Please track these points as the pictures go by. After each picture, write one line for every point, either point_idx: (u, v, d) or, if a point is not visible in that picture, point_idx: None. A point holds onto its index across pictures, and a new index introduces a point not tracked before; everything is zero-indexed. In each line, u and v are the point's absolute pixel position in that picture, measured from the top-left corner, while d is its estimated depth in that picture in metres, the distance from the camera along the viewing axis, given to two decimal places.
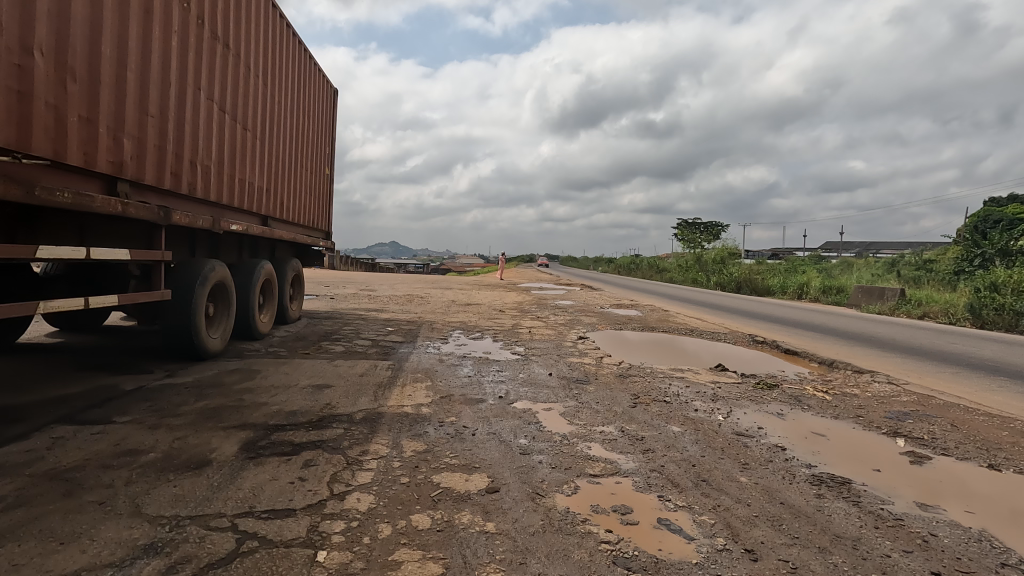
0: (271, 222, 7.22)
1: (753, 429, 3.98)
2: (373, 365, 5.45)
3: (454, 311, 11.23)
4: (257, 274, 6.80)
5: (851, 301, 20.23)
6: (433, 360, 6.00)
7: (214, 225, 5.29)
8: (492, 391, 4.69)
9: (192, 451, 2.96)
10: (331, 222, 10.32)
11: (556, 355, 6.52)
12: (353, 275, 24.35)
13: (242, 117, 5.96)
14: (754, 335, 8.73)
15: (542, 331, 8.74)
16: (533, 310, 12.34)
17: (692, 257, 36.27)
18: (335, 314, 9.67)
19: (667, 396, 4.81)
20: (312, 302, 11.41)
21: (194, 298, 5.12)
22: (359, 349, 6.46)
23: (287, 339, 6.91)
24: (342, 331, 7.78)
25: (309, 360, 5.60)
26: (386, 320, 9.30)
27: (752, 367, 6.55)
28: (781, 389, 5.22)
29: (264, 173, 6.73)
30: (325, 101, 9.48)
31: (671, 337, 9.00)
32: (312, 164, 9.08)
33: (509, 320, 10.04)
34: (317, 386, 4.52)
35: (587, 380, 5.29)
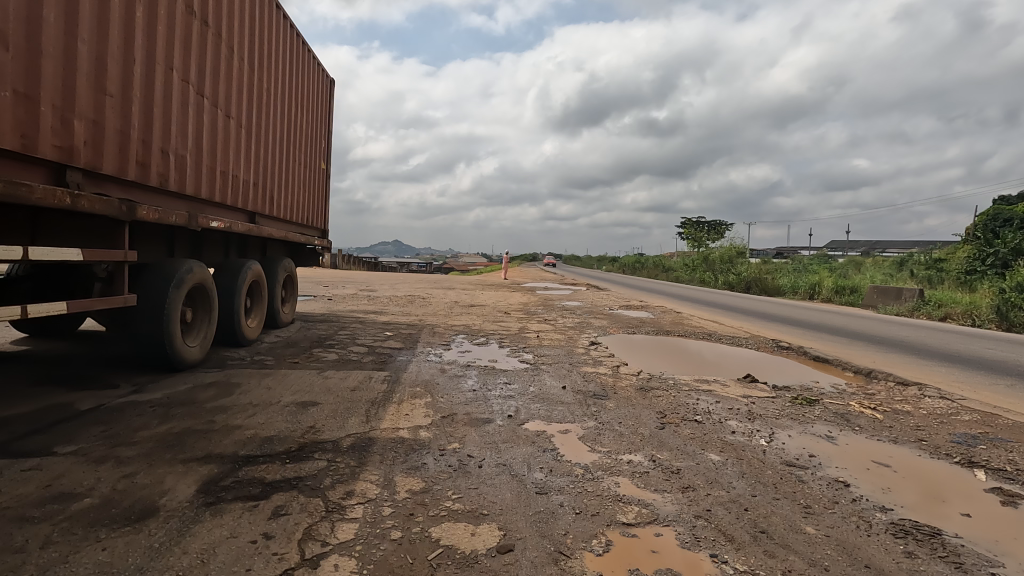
0: (259, 219, 6.69)
1: (804, 457, 3.43)
2: (368, 378, 4.91)
3: (457, 313, 10.68)
4: (244, 275, 6.27)
5: (866, 301, 19.61)
6: (435, 370, 5.46)
7: (191, 222, 4.75)
8: (501, 409, 4.15)
9: (137, 496, 2.43)
10: (327, 220, 9.79)
11: (568, 364, 5.97)
12: (355, 274, 23.87)
13: (225, 103, 5.41)
14: (778, 341, 8.15)
15: (551, 335, 8.20)
16: (539, 312, 11.81)
17: (699, 256, 35.64)
18: (331, 316, 9.14)
19: (697, 414, 4.26)
20: (309, 304, 10.90)
21: (167, 304, 4.58)
22: (354, 358, 5.91)
23: (277, 346, 6.37)
24: (337, 336, 7.24)
25: (298, 371, 5.07)
26: (385, 323, 8.76)
27: (784, 378, 5.98)
28: (823, 406, 4.66)
29: (250, 166, 6.19)
30: (320, 91, 8.92)
31: (689, 342, 8.43)
32: (306, 158, 8.52)
33: (516, 323, 9.50)
34: (302, 404, 3.98)
35: (606, 395, 4.75)
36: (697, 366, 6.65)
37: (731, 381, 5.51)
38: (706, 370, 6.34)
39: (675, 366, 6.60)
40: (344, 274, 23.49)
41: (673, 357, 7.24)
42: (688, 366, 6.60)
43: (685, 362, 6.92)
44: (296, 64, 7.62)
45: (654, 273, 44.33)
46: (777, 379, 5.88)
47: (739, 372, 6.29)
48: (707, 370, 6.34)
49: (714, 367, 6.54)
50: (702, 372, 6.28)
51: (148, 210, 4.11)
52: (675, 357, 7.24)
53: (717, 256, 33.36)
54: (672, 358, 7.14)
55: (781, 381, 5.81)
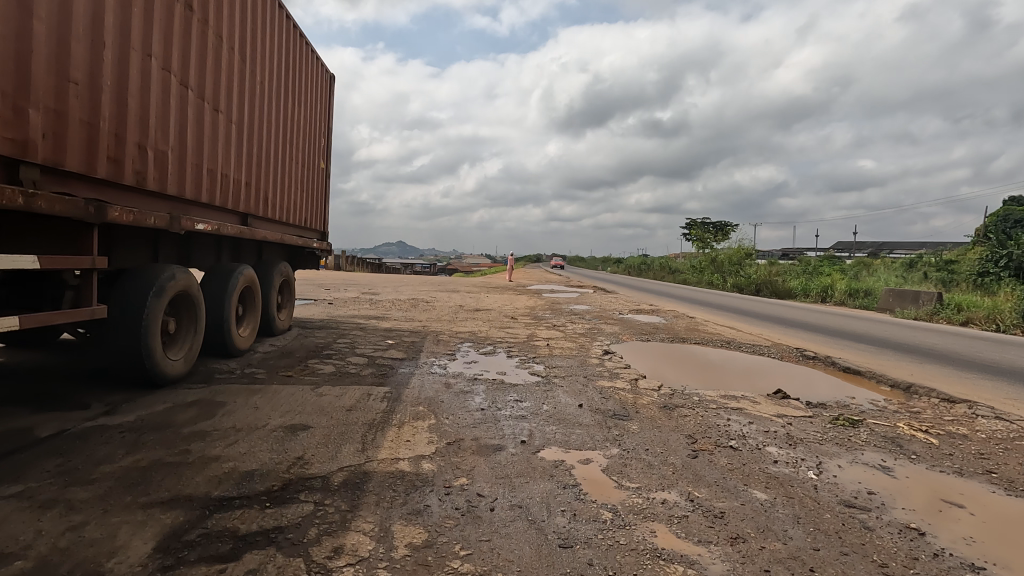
0: (252, 221, 6.28)
1: (863, 495, 2.99)
2: (367, 395, 4.49)
3: (463, 318, 10.26)
4: (236, 280, 5.86)
5: (882, 304, 19.09)
6: (439, 385, 5.04)
7: (173, 224, 4.34)
8: (513, 434, 3.72)
9: (80, 558, 2.01)
10: (327, 221, 9.39)
11: (583, 378, 5.54)
12: (357, 276, 23.52)
13: (212, 95, 4.99)
14: (802, 350, 7.68)
15: (561, 343, 7.76)
16: (547, 317, 11.38)
17: (707, 257, 35.13)
18: (331, 323, 8.73)
19: (731, 439, 3.82)
20: (309, 308, 10.50)
21: (146, 314, 4.18)
22: (352, 370, 5.49)
23: (270, 356, 5.96)
24: (336, 345, 6.82)
25: (290, 387, 4.65)
26: (387, 330, 8.34)
27: (817, 393, 5.51)
28: (869, 428, 4.20)
29: (242, 163, 5.77)
30: (319, 86, 8.49)
31: (707, 350, 7.96)
32: (304, 156, 8.10)
33: (524, 330, 9.07)
34: (290, 429, 3.56)
35: (627, 414, 4.31)
36: (720, 378, 6.18)
37: (761, 397, 5.05)
38: (730, 383, 5.88)
39: (696, 378, 6.14)
40: (347, 276, 23.14)
41: (693, 367, 6.79)
42: (711, 378, 6.14)
43: (706, 373, 6.46)
44: (293, 58, 7.21)
45: (660, 274, 43.83)
46: (809, 394, 5.42)
47: (766, 385, 5.82)
48: (731, 383, 5.88)
49: (738, 379, 6.08)
50: (726, 385, 5.82)
51: (121, 211, 3.70)
52: (694, 367, 6.78)
53: (725, 258, 32.86)
54: (691, 368, 6.68)
55: (814, 396, 5.34)
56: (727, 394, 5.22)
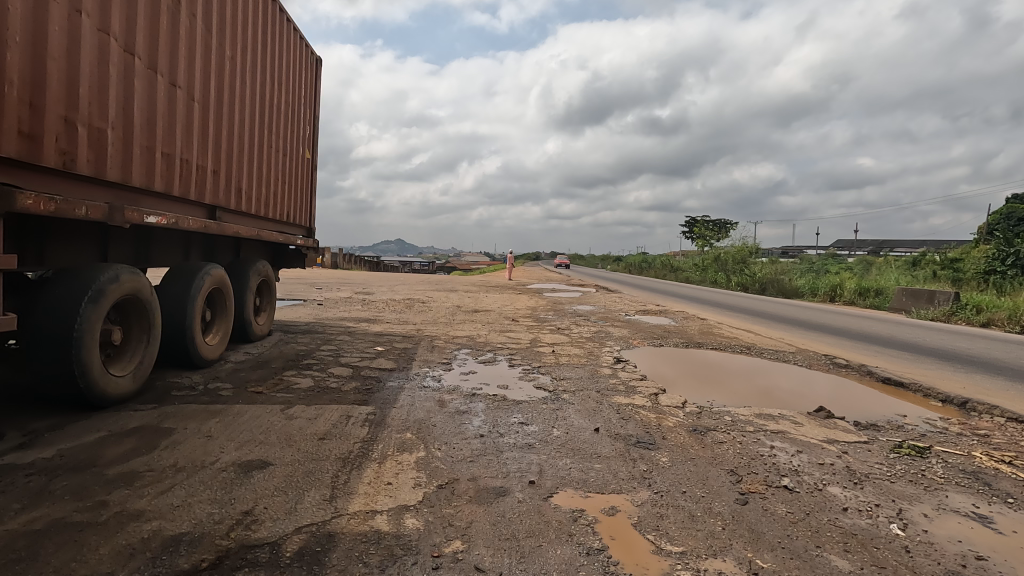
0: (223, 215, 5.60)
1: (972, 562, 2.32)
2: (345, 418, 3.81)
3: (460, 320, 9.56)
4: (202, 281, 5.15)
5: (895, 304, 18.44)
6: (432, 404, 4.35)
7: (115, 216, 3.65)
8: (519, 472, 3.03)
9: None
10: (314, 216, 8.70)
11: (596, 393, 4.86)
12: (352, 274, 22.86)
13: (170, 68, 4.30)
14: (832, 357, 7.00)
15: (568, 350, 7.07)
16: (550, 318, 10.72)
17: (710, 256, 34.48)
18: (318, 327, 8.03)
19: (783, 476, 3.15)
20: (296, 310, 9.83)
21: (82, 324, 3.51)
22: (332, 385, 4.80)
23: (242, 368, 5.27)
24: (319, 353, 6.14)
25: (256, 407, 3.96)
26: (377, 334, 7.65)
27: (862, 410, 4.82)
28: (942, 459, 3.53)
29: (210, 149, 5.07)
30: (306, 68, 7.76)
31: (727, 357, 7.27)
32: (289, 145, 7.38)
33: (526, 334, 8.38)
34: (245, 467, 2.89)
35: (654, 442, 3.62)
36: (748, 389, 5.50)
37: (803, 417, 4.37)
38: (761, 396, 5.20)
39: (721, 389, 5.46)
40: (342, 274, 22.42)
41: (715, 375, 6.10)
42: (738, 389, 5.46)
43: (731, 383, 5.77)
44: (275, 35, 6.51)
45: (662, 272, 43.17)
46: (854, 412, 4.74)
47: (802, 399, 5.14)
48: (762, 396, 5.20)
49: (769, 392, 5.40)
50: (756, 398, 5.13)
51: (37, 198, 3.01)
52: (717, 375, 6.09)
53: (729, 255, 32.21)
54: (713, 376, 5.99)
55: (859, 414, 4.66)
56: (762, 411, 4.53)
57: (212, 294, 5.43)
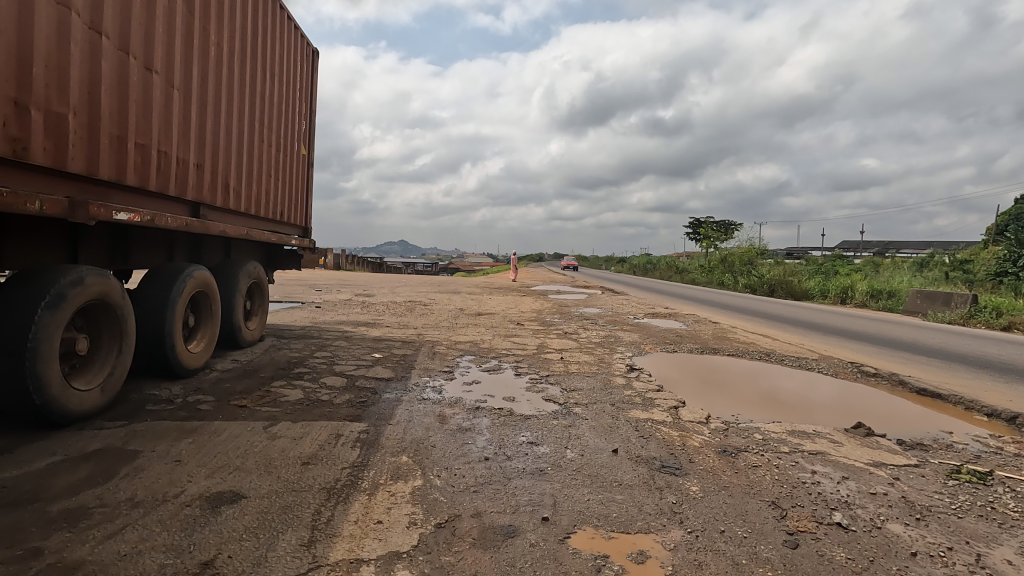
0: (209, 213, 5.21)
1: None
2: (334, 438, 3.41)
3: (463, 325, 9.17)
4: (185, 284, 4.76)
5: (910, 307, 17.97)
6: (431, 420, 3.95)
7: (78, 213, 3.26)
8: (530, 506, 2.63)
9: None
10: (311, 215, 8.32)
11: (611, 407, 4.44)
12: (354, 276, 22.52)
13: (144, 50, 3.92)
14: (858, 365, 6.58)
15: (578, 357, 6.65)
16: (557, 322, 10.32)
17: (717, 257, 34.00)
18: (313, 331, 7.64)
19: (834, 511, 2.74)
20: (292, 313, 9.45)
21: (37, 332, 3.13)
22: (324, 397, 4.41)
23: (227, 378, 4.88)
24: (312, 361, 5.75)
25: (236, 425, 3.56)
26: (375, 340, 7.25)
27: (901, 427, 4.41)
28: (1009, 488, 3.11)
29: (193, 142, 4.69)
30: (302, 61, 7.38)
31: (746, 365, 6.85)
32: (283, 140, 6.99)
33: (532, 339, 7.97)
34: (213, 501, 2.49)
35: (681, 467, 3.21)
36: (773, 402, 5.08)
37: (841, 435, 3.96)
38: (788, 410, 4.78)
39: (744, 402, 5.04)
40: (344, 276, 22.06)
41: (735, 387, 5.69)
42: (762, 402, 5.04)
43: (754, 395, 5.36)
44: (267, 22, 6.13)
45: (667, 274, 42.67)
46: (893, 429, 4.32)
47: (834, 414, 4.73)
48: (790, 411, 4.79)
49: (796, 405, 4.98)
50: (784, 413, 4.72)
51: None
52: (738, 386, 5.68)
53: (736, 256, 31.75)
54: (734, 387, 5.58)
55: (899, 432, 4.25)
56: (794, 427, 4.13)
57: (195, 297, 5.05)
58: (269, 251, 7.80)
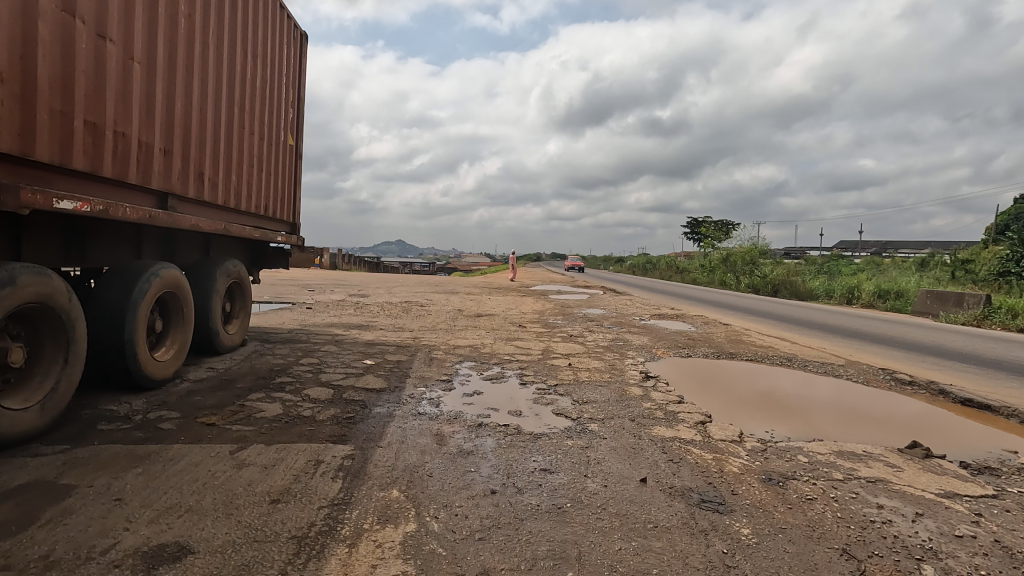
0: (180, 205, 4.69)
1: None
2: (312, 467, 2.89)
3: (462, 327, 8.65)
4: (149, 285, 4.23)
5: (920, 307, 17.46)
6: (428, 440, 3.43)
7: (6, 199, 2.75)
8: (550, 560, 2.12)
9: None
10: (299, 211, 7.80)
11: (631, 423, 3.93)
12: (349, 275, 21.98)
13: (95, 14, 3.41)
14: (891, 371, 6.08)
15: (587, 363, 6.15)
16: (561, 324, 9.81)
17: (718, 257, 33.53)
18: (301, 335, 7.11)
19: (922, 563, 2.23)
20: (281, 315, 8.92)
21: None
22: (306, 413, 3.89)
23: (198, 390, 4.35)
24: (297, 369, 5.22)
25: (199, 449, 3.04)
26: (368, 344, 6.72)
27: (952, 445, 3.97)
28: None
29: (159, 124, 4.18)
30: (287, 44, 6.86)
31: (765, 371, 6.36)
32: (267, 129, 6.47)
33: (536, 343, 7.45)
34: (149, 560, 1.97)
35: (725, 502, 2.71)
36: (802, 415, 4.61)
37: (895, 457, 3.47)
38: (822, 424, 4.32)
39: (762, 412, 4.62)
40: (338, 275, 21.52)
41: (756, 395, 5.20)
42: (792, 414, 4.56)
43: (779, 406, 4.88)
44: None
45: (667, 274, 42.20)
46: (945, 447, 3.88)
47: (874, 429, 4.27)
48: (823, 424, 4.32)
49: (830, 419, 4.50)
50: (818, 427, 4.25)
51: None
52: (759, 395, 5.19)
53: (738, 256, 31.28)
54: (756, 397, 5.09)
55: (952, 451, 3.81)
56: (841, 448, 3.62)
57: (162, 300, 4.52)
58: (255, 249, 7.27)
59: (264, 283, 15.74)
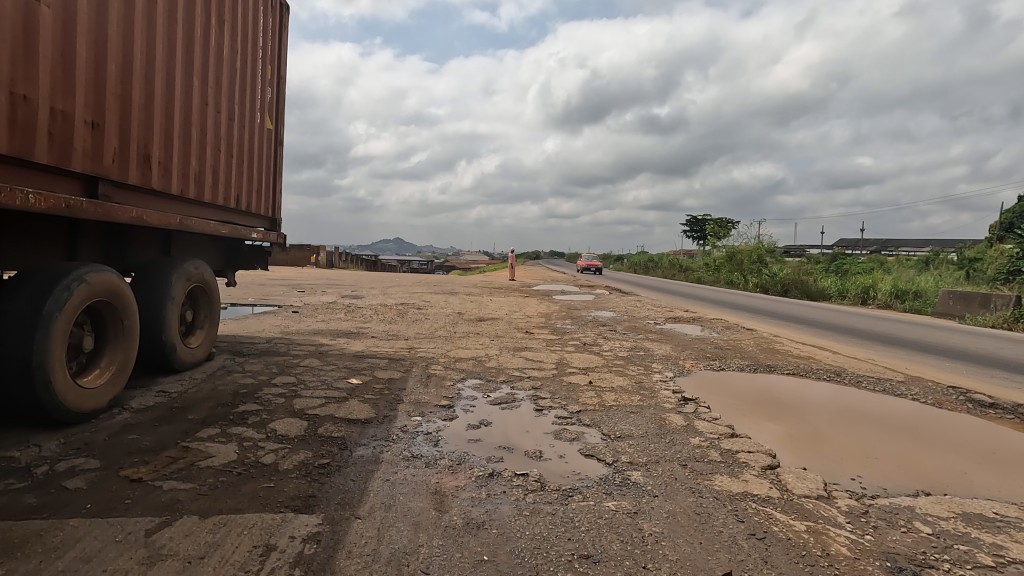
0: (120, 194, 3.84)
1: None
2: (259, 559, 2.02)
3: (463, 334, 7.79)
4: (76, 293, 3.36)
5: (942, 308, 16.66)
6: (427, 503, 2.58)
7: None
8: None
9: None
10: (280, 204, 6.91)
11: (685, 472, 3.07)
12: (343, 275, 21.10)
13: None
14: (965, 392, 5.28)
15: (611, 380, 5.29)
16: (571, 330, 8.96)
17: (723, 255, 32.70)
18: (280, 346, 6.22)
19: None
20: (261, 320, 8.03)
21: None
22: (268, 459, 3.02)
23: (137, 425, 3.47)
24: (268, 392, 4.34)
25: (104, 529, 2.18)
26: (355, 357, 5.85)
27: (981, 458, 3.82)
28: None
29: (82, 89, 3.32)
30: (263, 12, 5.99)
31: (800, 386, 5.73)
32: (239, 109, 5.60)
33: (548, 354, 6.59)
34: None
35: None
36: (818, 425, 4.37)
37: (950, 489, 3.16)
38: (847, 439, 4.02)
39: (758, 411, 4.63)
40: (333, 275, 20.65)
41: (765, 401, 4.97)
42: (814, 428, 4.21)
43: (797, 417, 4.53)
44: None
45: (670, 272, 41.41)
46: (974, 462, 3.72)
47: (897, 442, 4.05)
48: (841, 435, 4.10)
49: (825, 420, 4.50)
50: (843, 443, 3.94)
51: None
52: (767, 403, 4.90)
53: (744, 254, 30.47)
54: (766, 404, 4.83)
55: (981, 466, 3.66)
56: (904, 485, 3.17)
57: (95, 310, 3.66)
58: (231, 246, 6.43)
59: (251, 283, 14.81)
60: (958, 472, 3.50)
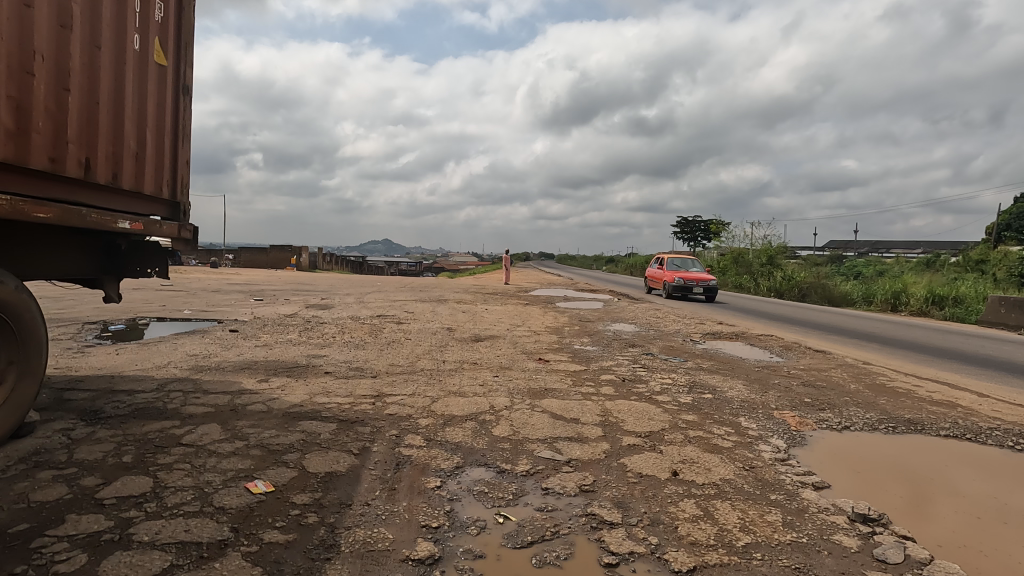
0: None
1: None
2: None
3: (454, 365, 5.64)
4: None
5: (992, 317, 14.91)
6: None
7: None
8: None
9: None
10: (185, 182, 4.67)
11: None
12: (319, 278, 18.87)
13: None
14: None
15: (706, 470, 3.14)
16: (597, 355, 6.86)
17: (729, 256, 30.69)
18: (170, 400, 3.97)
19: None
20: (173, 347, 5.78)
21: None
22: None
23: None
24: (63, 537, 2.13)
25: None
26: (285, 420, 3.67)
27: (960, 451, 3.75)
28: None
29: None
30: None
31: (974, 454, 3.73)
32: (85, 18, 3.41)
33: (582, 405, 4.40)
34: None
35: None
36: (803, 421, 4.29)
37: (937, 491, 3.03)
38: (831, 438, 3.92)
39: (747, 411, 4.53)
40: (307, 278, 18.39)
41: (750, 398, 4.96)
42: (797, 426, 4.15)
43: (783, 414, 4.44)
44: None
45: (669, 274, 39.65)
46: (961, 460, 3.60)
47: (879, 439, 3.96)
48: (822, 432, 4.05)
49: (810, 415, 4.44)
50: (825, 442, 3.85)
51: None
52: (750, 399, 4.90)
53: (753, 257, 28.52)
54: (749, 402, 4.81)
55: (969, 464, 3.52)
56: (894, 489, 3.05)
57: None
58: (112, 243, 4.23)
59: (205, 289, 12.51)
60: (941, 469, 3.40)
